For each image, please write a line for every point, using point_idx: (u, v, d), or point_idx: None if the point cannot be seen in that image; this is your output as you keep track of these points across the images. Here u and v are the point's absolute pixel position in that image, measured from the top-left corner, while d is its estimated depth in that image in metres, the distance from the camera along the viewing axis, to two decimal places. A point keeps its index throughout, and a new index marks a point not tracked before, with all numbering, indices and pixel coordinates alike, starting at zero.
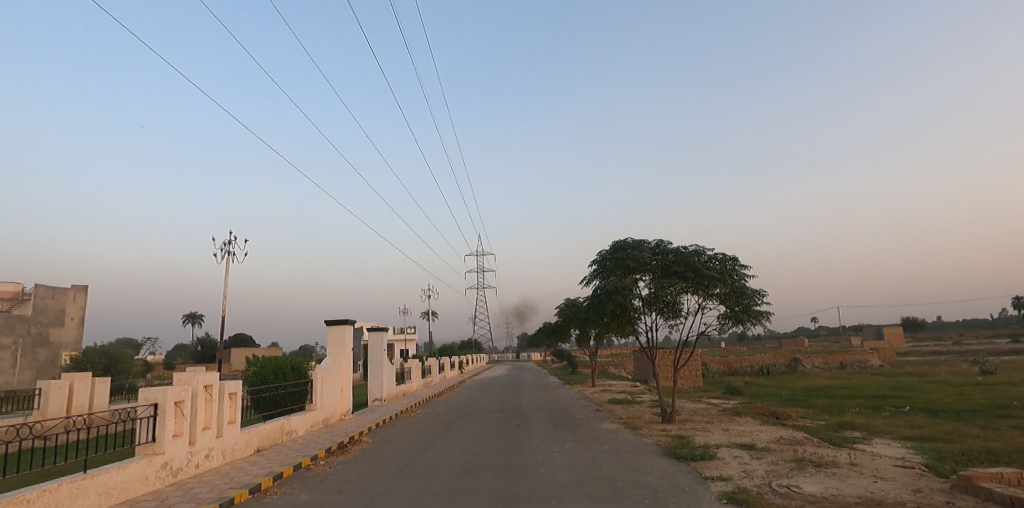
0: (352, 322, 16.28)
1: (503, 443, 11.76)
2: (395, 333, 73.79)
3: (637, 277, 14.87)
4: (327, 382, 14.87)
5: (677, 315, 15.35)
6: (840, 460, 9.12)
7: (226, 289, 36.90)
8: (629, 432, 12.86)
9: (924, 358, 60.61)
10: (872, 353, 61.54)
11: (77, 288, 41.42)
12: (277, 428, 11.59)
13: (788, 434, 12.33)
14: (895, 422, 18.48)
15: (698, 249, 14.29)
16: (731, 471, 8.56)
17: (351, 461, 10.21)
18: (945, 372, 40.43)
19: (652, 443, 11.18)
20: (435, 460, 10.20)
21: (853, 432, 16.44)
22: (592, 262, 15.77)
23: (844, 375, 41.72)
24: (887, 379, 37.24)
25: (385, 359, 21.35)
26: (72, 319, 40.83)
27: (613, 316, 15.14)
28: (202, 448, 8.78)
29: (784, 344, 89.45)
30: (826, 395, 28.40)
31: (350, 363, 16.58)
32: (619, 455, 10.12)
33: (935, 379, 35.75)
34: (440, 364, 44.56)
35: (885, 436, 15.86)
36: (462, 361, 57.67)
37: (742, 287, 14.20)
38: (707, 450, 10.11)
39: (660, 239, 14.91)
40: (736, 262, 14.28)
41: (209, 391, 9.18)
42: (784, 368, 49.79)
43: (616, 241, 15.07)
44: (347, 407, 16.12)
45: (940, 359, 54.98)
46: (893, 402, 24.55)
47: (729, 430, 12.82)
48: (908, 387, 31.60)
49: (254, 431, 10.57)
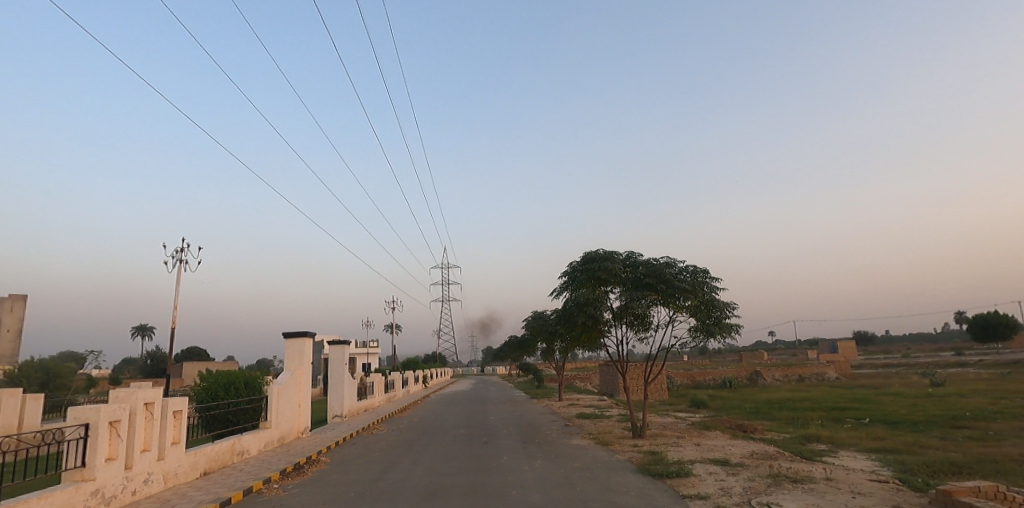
0: (312, 334, 15.49)
1: (471, 461, 11.24)
2: (359, 346, 71.98)
3: (608, 289, 14.64)
4: (283, 398, 14.01)
5: (647, 327, 15.19)
6: (815, 476, 9.01)
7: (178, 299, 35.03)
8: (601, 448, 12.54)
9: (876, 370, 62.99)
10: (829, 365, 63.47)
11: (15, 297, 38.65)
12: (226, 449, 10.76)
13: (759, 448, 12.24)
14: (858, 434, 18.79)
15: (669, 261, 14.18)
16: (709, 489, 8.32)
17: (308, 484, 9.51)
18: (897, 384, 41.87)
19: (626, 460, 10.87)
20: (399, 482, 9.61)
21: (818, 444, 16.56)
22: (562, 274, 15.47)
23: (804, 388, 42.74)
24: (845, 391, 38.24)
25: (346, 374, 20.47)
26: (9, 330, 38.02)
27: (583, 329, 14.86)
28: (139, 473, 7.96)
29: (744, 357, 91.63)
30: (789, 407, 28.85)
31: (309, 378, 15.74)
32: (592, 473, 9.76)
33: (889, 391, 36.93)
34: (404, 378, 43.41)
35: (850, 448, 16.04)
36: (427, 375, 56.49)
37: (712, 299, 14.13)
38: (682, 467, 9.87)
39: (631, 251, 14.75)
40: (706, 274, 14.21)
41: (150, 409, 8.37)
42: (746, 381, 50.72)
43: (587, 252, 14.83)
44: (305, 424, 15.26)
45: (891, 372, 57.13)
46: (853, 414, 25.09)
47: (700, 444, 12.64)
48: (865, 399, 32.48)
49: (200, 452, 9.74)
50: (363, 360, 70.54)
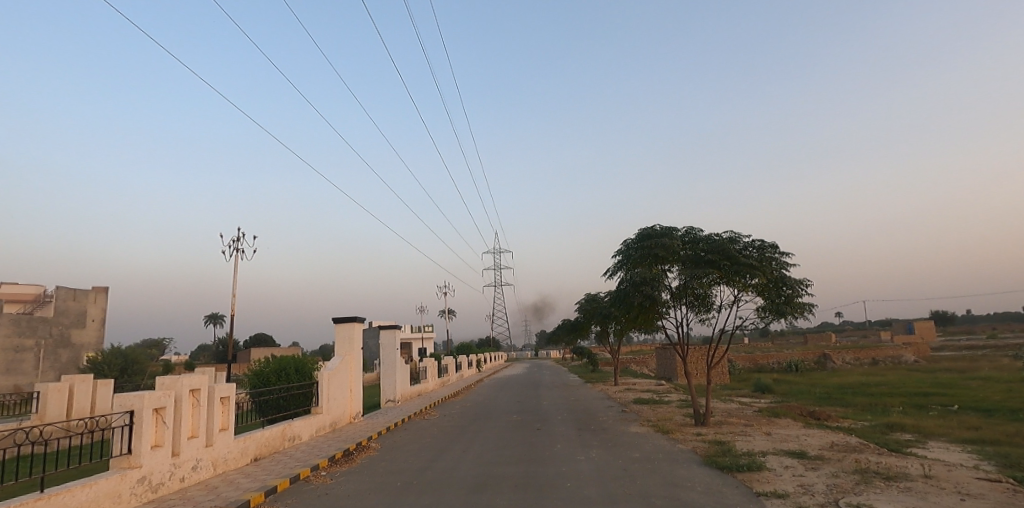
0: (361, 319, 15.39)
1: (524, 450, 10.76)
2: (412, 332, 73.37)
3: (666, 268, 13.72)
4: (334, 383, 13.97)
5: (709, 308, 14.18)
6: (911, 472, 7.91)
7: (238, 288, 36.37)
8: (660, 436, 11.74)
9: (960, 353, 58.16)
10: (905, 348, 59.40)
11: (98, 289, 41.43)
12: (277, 434, 10.71)
13: (840, 439, 11.06)
14: (948, 422, 17.01)
15: (733, 236, 13.08)
16: (788, 486, 7.43)
17: (356, 471, 9.27)
18: (987, 367, 38.30)
19: (689, 450, 10.02)
20: (449, 471, 9.20)
21: (903, 434, 15.05)
22: (616, 253, 14.64)
23: (879, 371, 39.87)
24: (926, 375, 35.36)
25: (398, 359, 20.42)
26: (93, 320, 40.84)
27: (640, 311, 14.02)
28: (187, 460, 7.92)
29: (809, 339, 87.19)
30: (864, 393, 26.78)
31: (360, 363, 15.67)
32: (653, 465, 9.04)
33: (977, 375, 33.79)
34: (457, 362, 43.63)
35: (941, 439, 14.44)
36: (480, 359, 56.81)
37: (782, 277, 12.93)
38: (753, 459, 8.97)
39: (690, 226, 13.72)
40: (776, 248, 13.00)
41: (196, 396, 8.31)
42: (813, 364, 48.06)
43: (643, 229, 13.91)
44: (357, 409, 15.23)
45: (978, 354, 52.62)
46: (939, 400, 22.91)
47: (771, 434, 11.57)
48: (951, 383, 29.81)
49: (250, 437, 9.70)
50: (418, 345, 71.86)
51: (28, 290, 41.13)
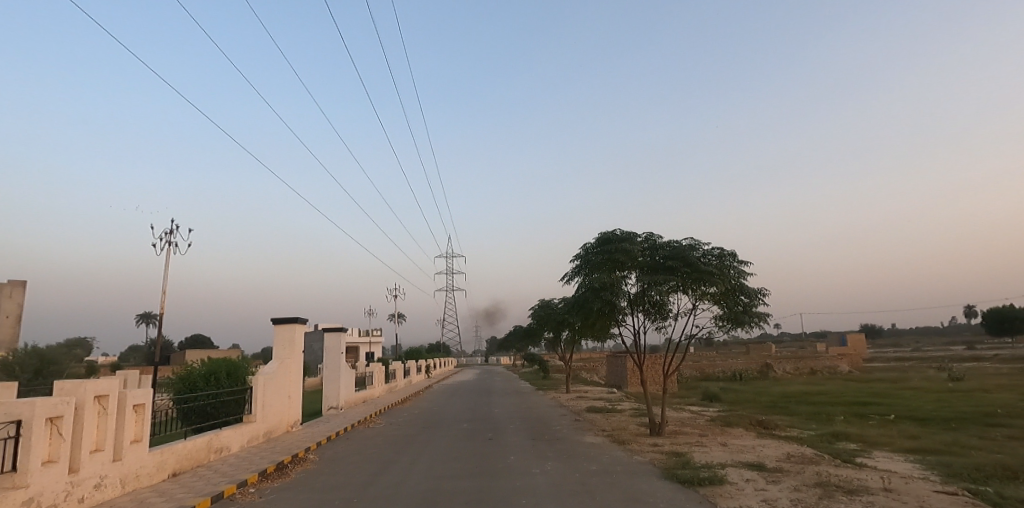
0: (303, 320, 14.37)
1: (476, 461, 10.17)
2: (361, 336, 71.13)
3: (625, 274, 13.45)
4: (270, 388, 12.88)
5: (666, 316, 14.01)
6: (871, 486, 7.80)
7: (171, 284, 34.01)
8: (618, 447, 11.36)
9: (888, 364, 61.58)
10: (840, 359, 62.44)
11: (14, 282, 37.82)
12: (202, 445, 9.65)
13: (794, 449, 11.03)
14: (888, 432, 17.53)
15: (693, 243, 12.93)
16: (752, 501, 7.15)
17: (290, 488, 8.39)
18: (915, 378, 40.51)
19: (648, 462, 9.67)
20: (395, 487, 8.45)
21: (848, 443, 15.34)
22: (574, 258, 14.26)
23: (817, 381, 41.49)
24: (861, 385, 36.99)
25: (343, 363, 19.31)
26: (8, 316, 37.21)
27: (597, 317, 13.70)
28: (88, 477, 6.86)
29: (751, 349, 90.52)
30: (806, 402, 27.60)
31: (301, 368, 14.61)
32: (613, 479, 8.60)
33: (907, 386, 35.59)
34: (406, 367, 42.33)
35: (884, 448, 14.78)
36: (430, 365, 55.58)
37: (740, 285, 12.88)
38: (714, 472, 8.70)
39: (650, 232, 13.50)
40: (734, 257, 12.93)
41: (102, 403, 7.25)
42: (756, 373, 49.58)
43: (603, 234, 13.58)
44: (295, 417, 14.17)
45: (905, 366, 55.80)
46: (875, 410, 23.80)
47: (728, 444, 11.44)
48: (885, 393, 31.23)
49: (169, 450, 8.64)
50: (366, 349, 69.69)
51: None
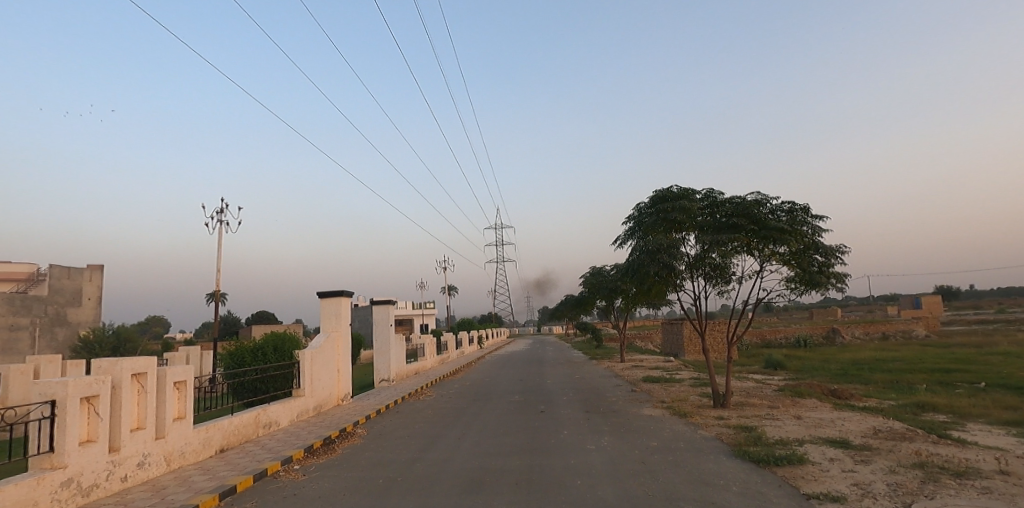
0: (348, 293, 14.18)
1: (525, 436, 9.65)
2: (414, 309, 72.62)
3: (683, 235, 12.39)
4: (319, 363, 12.78)
5: (729, 280, 12.90)
6: (984, 469, 6.64)
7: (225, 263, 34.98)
8: (679, 420, 10.54)
9: (969, 327, 57.19)
10: (915, 322, 58.44)
11: (93, 267, 40.19)
12: (250, 421, 9.57)
13: (881, 423, 9.83)
14: (983, 402, 15.83)
15: (760, 198, 11.67)
16: (840, 486, 6.20)
17: (333, 465, 8.09)
18: (1004, 343, 37.19)
19: (714, 439, 8.80)
20: (441, 464, 7.99)
21: (936, 415, 13.85)
22: (626, 219, 13.30)
23: (890, 347, 38.73)
24: (940, 350, 34.30)
25: (392, 336, 19.21)
26: (90, 298, 39.71)
27: (653, 282, 12.78)
28: (131, 456, 6.76)
29: (814, 315, 86.63)
30: (881, 369, 25.60)
31: (349, 341, 14.50)
32: (676, 457, 7.82)
33: (995, 351, 32.70)
34: (457, 339, 42.45)
35: (979, 420, 13.23)
36: (481, 336, 56.04)
37: (814, 243, 11.55)
38: (792, 450, 7.75)
39: (710, 189, 12.32)
40: (807, 211, 11.57)
41: (140, 381, 7.12)
42: (822, 339, 47.15)
43: (657, 192, 12.53)
44: (345, 390, 14.12)
45: (990, 329, 51.56)
46: (962, 377, 21.74)
47: (803, 418, 10.40)
48: (970, 359, 28.75)
49: (215, 427, 8.57)
50: (419, 322, 70.93)
51: (21, 268, 40.00)
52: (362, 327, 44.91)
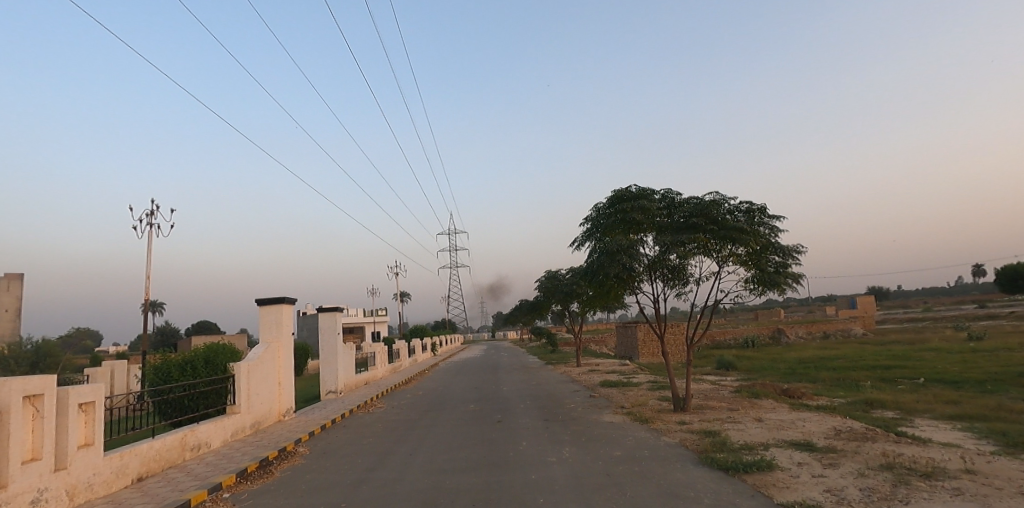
0: (289, 299, 13.19)
1: (483, 450, 9.05)
2: (366, 316, 70.55)
3: (642, 236, 12.13)
4: (256, 376, 11.74)
5: (687, 281, 12.76)
6: (950, 469, 6.57)
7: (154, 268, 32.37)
8: (641, 427, 10.21)
9: (901, 325, 60.67)
10: (852, 321, 61.45)
11: (10, 275, 36.42)
12: (175, 444, 8.54)
13: (840, 423, 9.82)
14: (924, 397, 16.39)
15: (718, 199, 11.55)
16: (814, 493, 5.94)
17: (269, 491, 7.24)
18: (933, 339, 39.43)
19: (678, 446, 8.48)
20: (391, 485, 7.30)
21: (884, 411, 14.18)
22: (584, 221, 12.96)
23: (832, 345, 40.33)
24: (878, 348, 35.97)
25: (340, 344, 18.16)
26: (6, 310, 36.08)
27: (613, 284, 12.46)
28: (23, 492, 5.74)
29: (759, 316, 90.07)
30: (825, 367, 26.49)
31: (291, 351, 13.50)
32: (642, 467, 7.43)
33: (926, 347, 34.60)
34: (410, 346, 41.25)
35: (924, 415, 13.61)
36: (436, 343, 54.92)
37: (771, 243, 11.54)
38: (760, 455, 7.51)
39: (668, 189, 12.13)
40: (764, 212, 11.53)
41: (35, 403, 6.10)
42: (768, 339, 48.76)
43: (616, 191, 12.23)
44: (287, 405, 13.09)
45: (920, 327, 54.78)
46: (901, 373, 22.67)
47: (764, 420, 10.27)
48: (906, 355, 30.22)
49: (131, 453, 7.53)
50: (371, 330, 68.89)
51: None
52: (310, 336, 43.01)
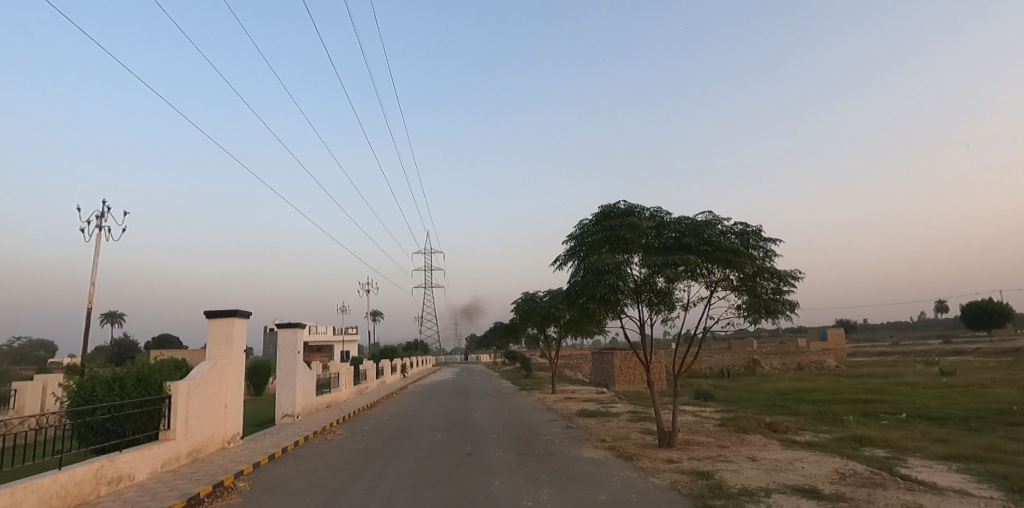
0: (243, 313, 12.00)
1: (450, 489, 7.97)
2: (336, 334, 68.36)
3: (630, 256, 11.37)
4: (197, 397, 10.46)
5: (674, 307, 12.01)
6: None
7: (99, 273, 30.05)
8: (626, 465, 9.27)
9: (871, 359, 61.34)
10: (825, 353, 61.86)
11: None
12: (87, 477, 7.24)
13: (841, 466, 9.04)
14: (912, 434, 15.84)
15: (711, 219, 10.92)
16: None
17: None
18: (907, 373, 39.58)
19: (669, 489, 7.57)
20: None
21: (874, 449, 13.53)
22: (568, 238, 12.17)
23: (808, 377, 40.13)
24: (854, 381, 35.84)
25: (299, 364, 16.88)
26: None
27: (596, 308, 11.65)
28: None
29: (733, 345, 90.44)
30: (805, 400, 26.02)
31: (240, 370, 12.24)
32: None
33: (901, 381, 34.56)
34: (378, 367, 39.52)
35: (916, 454, 13.00)
36: (406, 365, 53.19)
37: (765, 268, 10.90)
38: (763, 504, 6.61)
39: (658, 207, 11.46)
40: (759, 234, 10.91)
41: None
42: (743, 369, 48.50)
43: (603, 207, 11.49)
44: (232, 430, 11.75)
45: (890, 360, 55.28)
46: (882, 408, 22.23)
47: (758, 459, 9.46)
48: (883, 389, 30.00)
49: (30, 488, 6.24)
50: (340, 349, 66.54)
51: None
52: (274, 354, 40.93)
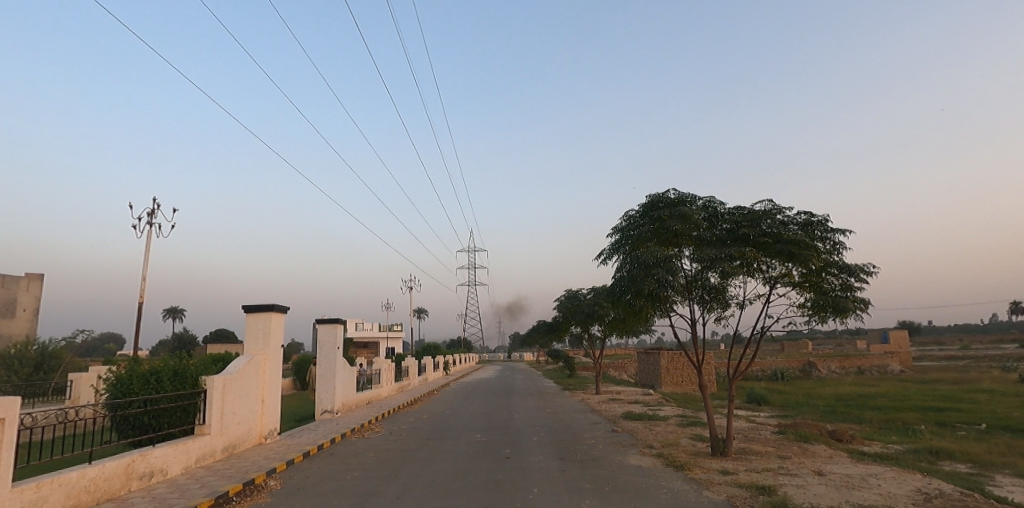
0: (280, 307, 11.91)
1: (484, 496, 7.45)
2: (382, 331, 69.46)
3: (681, 250, 10.56)
4: (234, 392, 10.40)
5: (728, 304, 11.13)
6: None
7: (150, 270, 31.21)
8: (675, 475, 8.53)
9: (939, 363, 57.22)
10: (889, 356, 58.16)
11: (31, 276, 36.13)
12: (117, 472, 7.13)
13: (924, 484, 8.00)
14: (999, 448, 14.26)
15: (771, 208, 9.98)
16: None
17: None
18: (982, 379, 36.48)
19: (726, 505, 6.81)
20: None
21: (955, 464, 12.19)
22: (613, 231, 11.46)
23: (870, 382, 37.57)
24: (923, 386, 33.27)
25: (338, 360, 16.79)
26: (24, 309, 35.60)
27: (644, 305, 10.91)
28: None
29: (786, 347, 86.59)
30: (869, 406, 24.20)
31: (278, 365, 12.17)
32: None
33: (977, 388, 31.80)
34: (421, 365, 39.62)
35: (1005, 471, 11.61)
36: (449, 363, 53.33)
37: (833, 262, 9.87)
38: None
39: (711, 197, 10.59)
40: (825, 224, 9.88)
41: None
42: (798, 372, 46.08)
43: (651, 197, 10.72)
44: (269, 426, 11.68)
45: (962, 366, 51.29)
46: (958, 417, 20.35)
47: (825, 473, 8.53)
48: (957, 396, 27.63)
49: (55, 484, 6.11)
50: (385, 345, 67.57)
51: None
52: None
